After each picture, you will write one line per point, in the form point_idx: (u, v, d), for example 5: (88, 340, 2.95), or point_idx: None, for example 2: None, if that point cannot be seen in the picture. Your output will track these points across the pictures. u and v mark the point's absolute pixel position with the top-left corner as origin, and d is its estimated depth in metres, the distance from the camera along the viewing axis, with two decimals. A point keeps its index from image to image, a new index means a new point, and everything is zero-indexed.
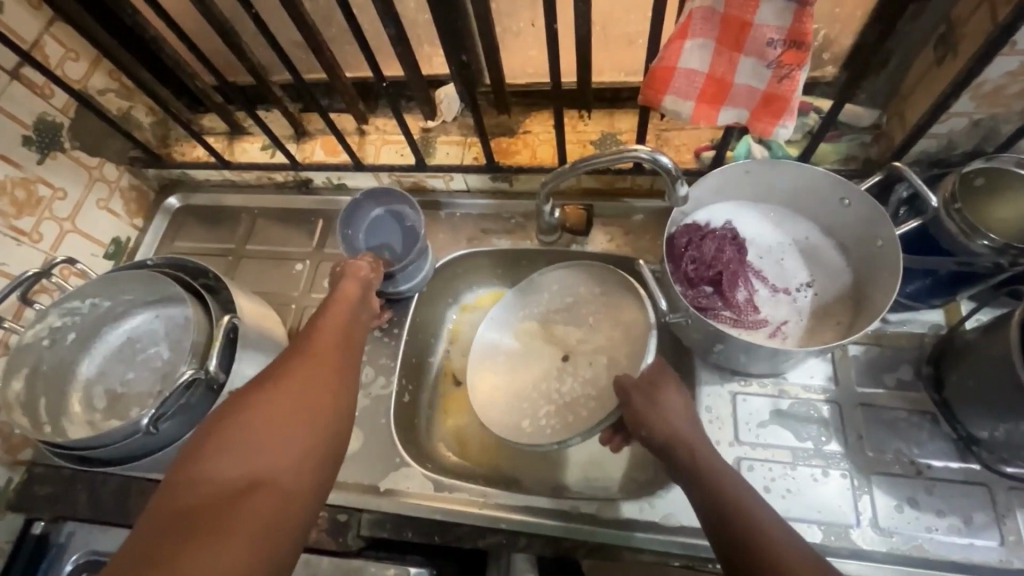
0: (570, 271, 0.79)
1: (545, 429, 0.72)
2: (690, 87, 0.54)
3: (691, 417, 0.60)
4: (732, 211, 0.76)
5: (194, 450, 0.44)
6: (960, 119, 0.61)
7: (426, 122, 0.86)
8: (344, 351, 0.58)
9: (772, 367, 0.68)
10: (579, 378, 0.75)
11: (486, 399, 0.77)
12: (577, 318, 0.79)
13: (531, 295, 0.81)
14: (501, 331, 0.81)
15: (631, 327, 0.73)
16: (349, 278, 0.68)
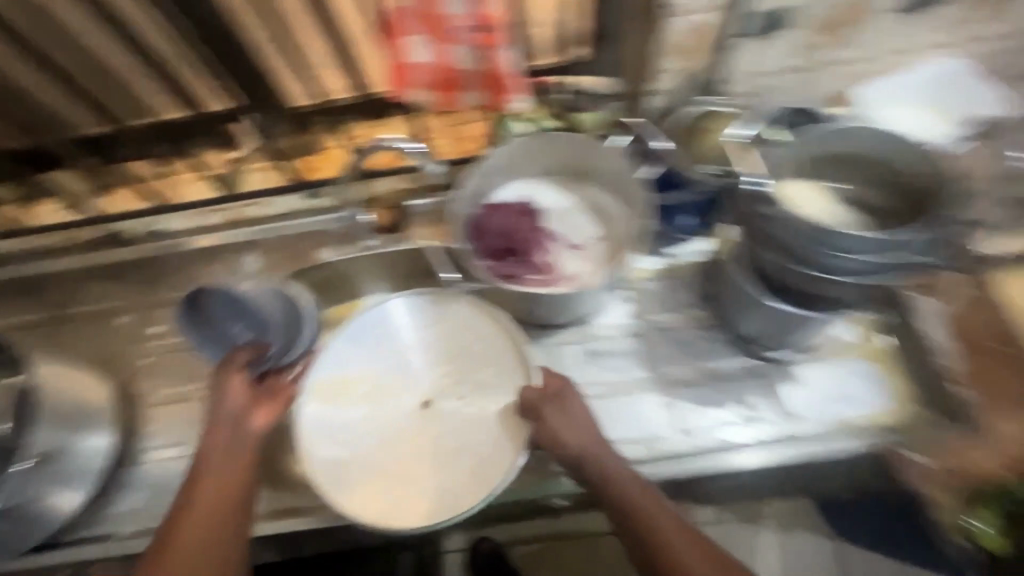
0: (427, 296, 0.70)
1: (451, 488, 0.61)
2: (425, 77, 0.62)
3: (598, 425, 0.62)
4: (525, 185, 0.83)
5: None
6: (672, 74, 0.73)
7: (231, 152, 0.87)
8: (233, 478, 0.60)
9: (574, 312, 0.76)
10: (445, 424, 0.65)
11: (356, 479, 0.62)
12: (428, 354, 0.68)
13: (375, 334, 0.69)
14: (335, 400, 0.66)
15: (495, 342, 0.67)
16: (219, 420, 0.63)
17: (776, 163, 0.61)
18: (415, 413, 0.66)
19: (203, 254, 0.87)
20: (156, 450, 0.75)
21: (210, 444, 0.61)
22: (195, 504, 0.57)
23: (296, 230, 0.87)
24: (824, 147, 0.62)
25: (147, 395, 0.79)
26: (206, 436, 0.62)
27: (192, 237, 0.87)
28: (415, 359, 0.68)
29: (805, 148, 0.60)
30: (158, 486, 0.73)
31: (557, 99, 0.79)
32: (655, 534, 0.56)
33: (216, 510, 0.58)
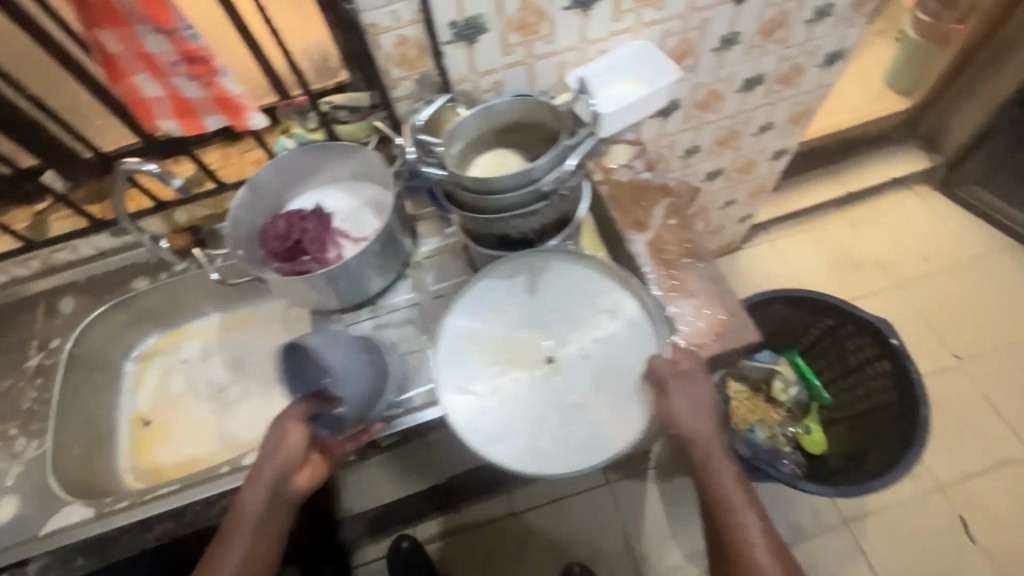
0: (558, 263, 0.74)
1: (567, 444, 0.65)
2: (166, 108, 0.72)
3: (694, 415, 0.65)
4: (311, 196, 0.95)
5: None
6: (405, 82, 0.86)
7: (36, 207, 0.94)
8: (265, 530, 0.66)
9: (356, 293, 0.86)
10: (582, 373, 0.69)
11: (497, 431, 0.67)
12: (539, 309, 0.73)
13: (491, 306, 0.74)
14: (471, 358, 0.71)
15: (598, 282, 0.73)
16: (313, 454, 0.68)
17: (451, 138, 0.71)
18: (542, 367, 0.70)
19: (22, 301, 0.93)
20: None
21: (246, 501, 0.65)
22: (230, 559, 0.64)
23: (111, 268, 0.95)
24: (488, 120, 0.73)
25: None
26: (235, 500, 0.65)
27: (12, 288, 0.94)
28: (534, 325, 0.72)
29: (475, 125, 0.72)
30: None
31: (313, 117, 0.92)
32: (716, 480, 0.66)
33: (246, 565, 0.64)
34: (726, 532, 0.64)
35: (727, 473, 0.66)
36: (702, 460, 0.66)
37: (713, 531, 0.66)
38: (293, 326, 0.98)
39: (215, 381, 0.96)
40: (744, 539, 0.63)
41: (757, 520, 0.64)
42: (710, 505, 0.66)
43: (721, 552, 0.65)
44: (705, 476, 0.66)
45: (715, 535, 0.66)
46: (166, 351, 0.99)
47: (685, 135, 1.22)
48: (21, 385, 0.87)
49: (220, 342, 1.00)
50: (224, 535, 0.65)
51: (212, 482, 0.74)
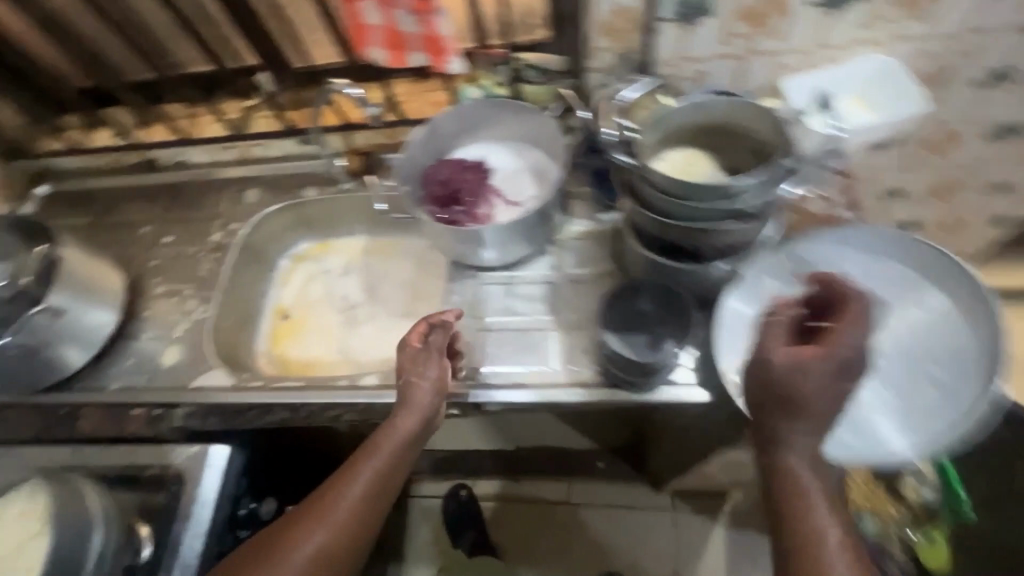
0: (927, 291, 0.69)
1: (855, 423, 0.64)
2: (379, 39, 0.74)
3: (828, 399, 0.49)
4: (478, 147, 0.94)
5: (269, 545, 0.64)
6: (606, 54, 0.82)
7: (246, 101, 1.04)
8: (380, 491, 0.68)
9: (499, 256, 0.86)
10: (854, 374, 0.67)
11: (762, 377, 0.67)
12: (894, 289, 0.70)
13: (876, 273, 0.71)
14: (761, 300, 0.71)
15: (955, 307, 0.68)
16: (426, 389, 0.72)
17: (647, 123, 0.66)
18: None
19: (217, 183, 1.06)
20: (146, 330, 0.92)
21: (396, 426, 0.70)
22: (360, 482, 0.68)
23: (291, 169, 1.04)
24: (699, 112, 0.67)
25: (152, 288, 0.96)
26: (389, 422, 0.71)
27: (210, 169, 1.07)
28: None
29: (683, 113, 0.67)
30: (145, 357, 0.89)
31: (504, 70, 0.89)
32: (800, 490, 0.49)
33: (373, 490, 0.68)
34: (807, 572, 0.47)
35: (826, 490, 0.50)
36: (803, 454, 0.50)
37: (788, 568, 0.49)
38: (427, 268, 1.03)
39: (348, 297, 1.03)
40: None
41: (845, 560, 0.47)
42: (797, 527, 0.49)
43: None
44: (802, 493, 0.49)
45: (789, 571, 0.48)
46: (315, 258, 1.08)
47: (898, 178, 1.04)
48: (200, 255, 0.99)
49: (360, 262, 1.06)
50: (361, 456, 0.70)
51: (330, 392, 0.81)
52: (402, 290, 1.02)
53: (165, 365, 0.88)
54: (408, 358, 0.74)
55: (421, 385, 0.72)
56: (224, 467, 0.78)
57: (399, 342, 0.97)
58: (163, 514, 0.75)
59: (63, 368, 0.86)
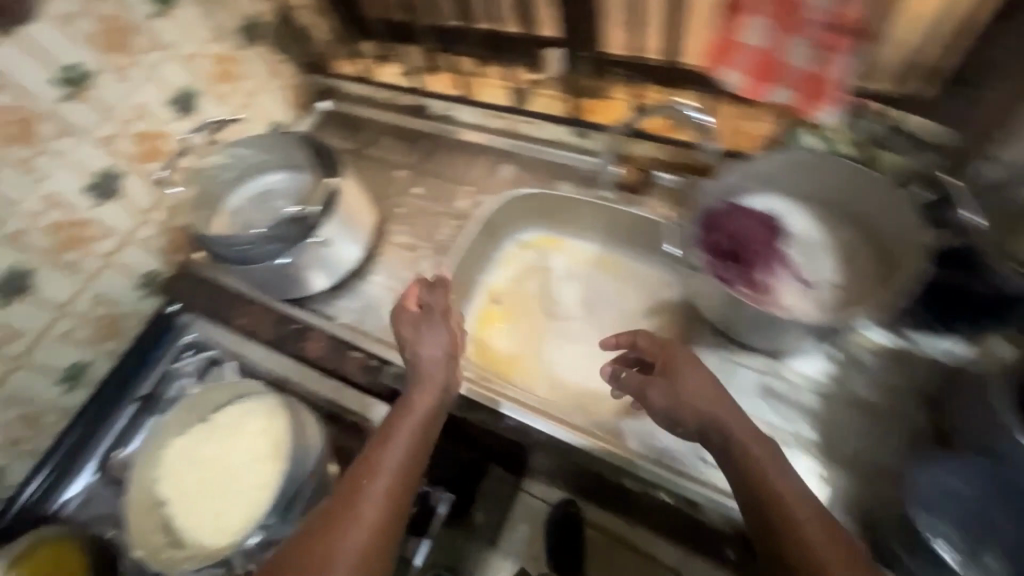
0: None
1: None
2: (745, 62, 0.65)
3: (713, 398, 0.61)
4: (773, 201, 0.79)
5: (312, 534, 0.56)
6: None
7: (533, 74, 0.98)
8: (407, 480, 0.62)
9: (773, 342, 0.74)
10: None
11: None
12: None
13: None
14: None
15: None
16: (433, 359, 0.71)
17: None
18: None
19: (476, 148, 1.04)
20: (380, 276, 0.95)
21: (413, 406, 0.68)
22: (385, 466, 0.62)
23: (552, 158, 0.97)
24: None
25: (393, 236, 0.99)
26: (402, 407, 0.68)
27: (476, 133, 1.03)
28: None
29: None
30: (374, 302, 0.92)
31: (862, 128, 0.73)
32: (772, 490, 0.54)
33: (401, 472, 0.62)
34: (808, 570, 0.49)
35: (789, 486, 0.54)
36: (738, 435, 0.58)
37: None
38: (658, 307, 0.92)
39: (564, 305, 0.96)
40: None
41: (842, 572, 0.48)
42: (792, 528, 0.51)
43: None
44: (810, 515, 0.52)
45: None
46: (540, 252, 1.01)
47: None
48: (444, 218, 0.98)
49: (583, 274, 0.98)
50: (376, 442, 0.65)
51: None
52: (624, 319, 0.93)
53: (389, 317, 0.90)
54: (411, 339, 0.73)
55: (426, 347, 0.72)
56: None
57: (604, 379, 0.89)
58: None
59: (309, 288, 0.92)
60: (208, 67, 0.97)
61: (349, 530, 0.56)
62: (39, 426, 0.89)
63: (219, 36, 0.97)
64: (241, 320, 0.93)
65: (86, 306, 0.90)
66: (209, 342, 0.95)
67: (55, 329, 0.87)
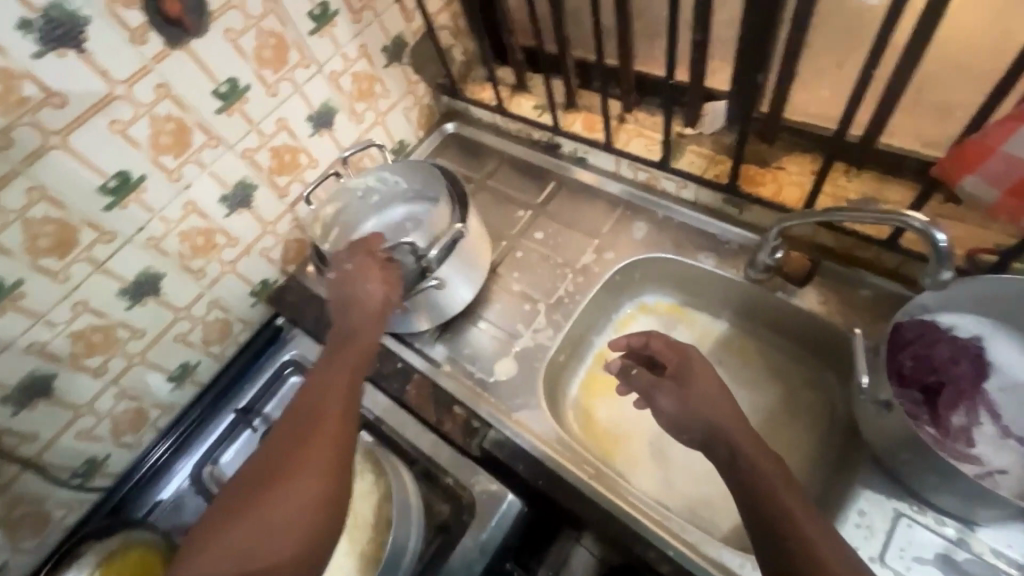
0: None
1: None
2: (1004, 174, 0.51)
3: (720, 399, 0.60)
4: (981, 325, 0.65)
5: (287, 439, 0.58)
6: None
7: (683, 128, 0.90)
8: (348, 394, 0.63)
9: (966, 509, 0.58)
10: None
11: None
12: None
13: None
14: None
15: None
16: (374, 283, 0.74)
17: None
18: None
19: (607, 199, 0.96)
20: (491, 324, 0.90)
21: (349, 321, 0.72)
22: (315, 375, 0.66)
23: (693, 223, 0.88)
24: None
25: (508, 281, 0.93)
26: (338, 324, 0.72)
27: (605, 180, 0.97)
28: None
29: None
30: (482, 353, 0.87)
31: None
32: (774, 493, 0.51)
33: (344, 386, 0.64)
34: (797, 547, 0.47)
35: (792, 485, 0.52)
36: (747, 450, 0.55)
37: None
38: (795, 411, 0.80)
39: None
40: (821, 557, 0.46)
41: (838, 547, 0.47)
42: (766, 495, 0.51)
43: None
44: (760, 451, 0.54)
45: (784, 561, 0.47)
46: (662, 319, 0.92)
47: None
48: (566, 272, 0.91)
49: (710, 357, 0.87)
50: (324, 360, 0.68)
51: (664, 530, 0.68)
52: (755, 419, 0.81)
53: (495, 374, 0.84)
54: (349, 274, 0.74)
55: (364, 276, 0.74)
56: (502, 526, 0.72)
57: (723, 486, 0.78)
58: (451, 529, 0.74)
59: (411, 326, 0.88)
60: (350, 84, 0.95)
61: (313, 428, 0.58)
62: (145, 420, 0.91)
63: (366, 53, 0.95)
64: None
65: (204, 310, 0.91)
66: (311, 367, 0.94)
67: (175, 330, 0.89)
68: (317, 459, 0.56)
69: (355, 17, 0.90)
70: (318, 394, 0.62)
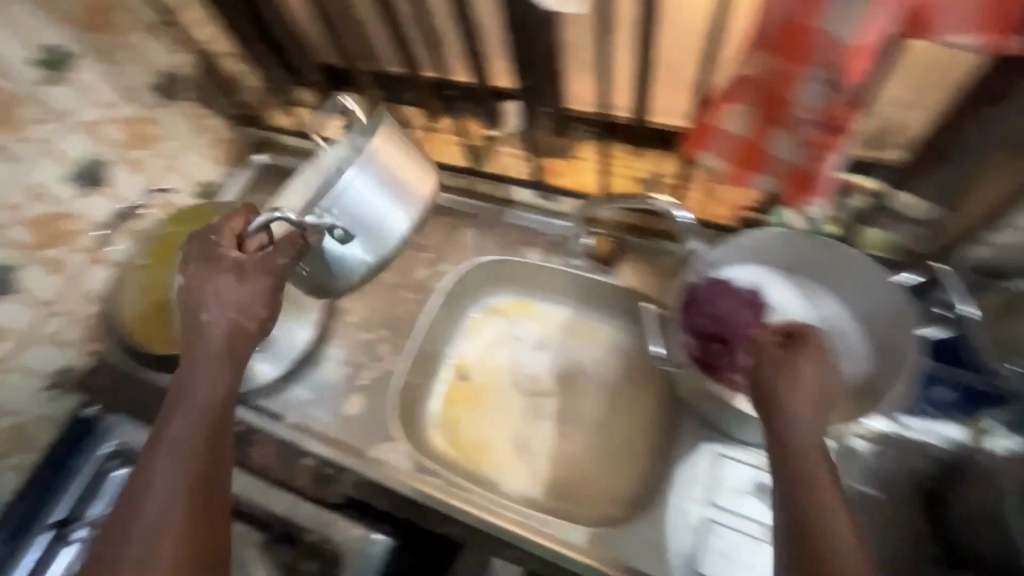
0: None
1: None
2: (726, 147, 0.55)
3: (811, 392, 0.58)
4: (753, 270, 0.73)
5: (128, 529, 0.53)
6: (1016, 233, 0.59)
7: (488, 130, 0.89)
8: (198, 457, 0.57)
9: (763, 438, 0.67)
10: None
11: None
12: None
13: None
14: None
15: None
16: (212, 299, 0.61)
17: None
18: None
19: (432, 209, 0.96)
20: (335, 361, 0.86)
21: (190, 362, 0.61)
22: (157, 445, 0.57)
23: (519, 221, 0.91)
24: None
25: (345, 312, 0.89)
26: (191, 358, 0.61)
27: (431, 193, 0.96)
28: None
29: None
30: (328, 392, 0.83)
31: (845, 206, 0.68)
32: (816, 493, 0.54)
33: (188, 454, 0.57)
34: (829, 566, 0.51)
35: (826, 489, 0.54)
36: (802, 469, 0.56)
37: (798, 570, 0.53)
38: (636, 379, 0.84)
39: (537, 377, 0.87)
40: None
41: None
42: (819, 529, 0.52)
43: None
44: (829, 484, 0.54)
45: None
46: (509, 317, 0.92)
47: None
48: (402, 291, 0.90)
49: (557, 343, 0.88)
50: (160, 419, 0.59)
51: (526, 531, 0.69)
52: (603, 393, 0.84)
53: (344, 414, 0.81)
54: (194, 278, 0.61)
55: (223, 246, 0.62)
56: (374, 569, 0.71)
57: (583, 467, 0.80)
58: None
59: (253, 380, 0.81)
60: (117, 131, 0.85)
61: (161, 516, 0.53)
62: None
63: (128, 95, 0.85)
64: None
65: None
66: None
67: None
68: (168, 554, 0.52)
69: (103, 57, 0.80)
70: (159, 467, 0.56)
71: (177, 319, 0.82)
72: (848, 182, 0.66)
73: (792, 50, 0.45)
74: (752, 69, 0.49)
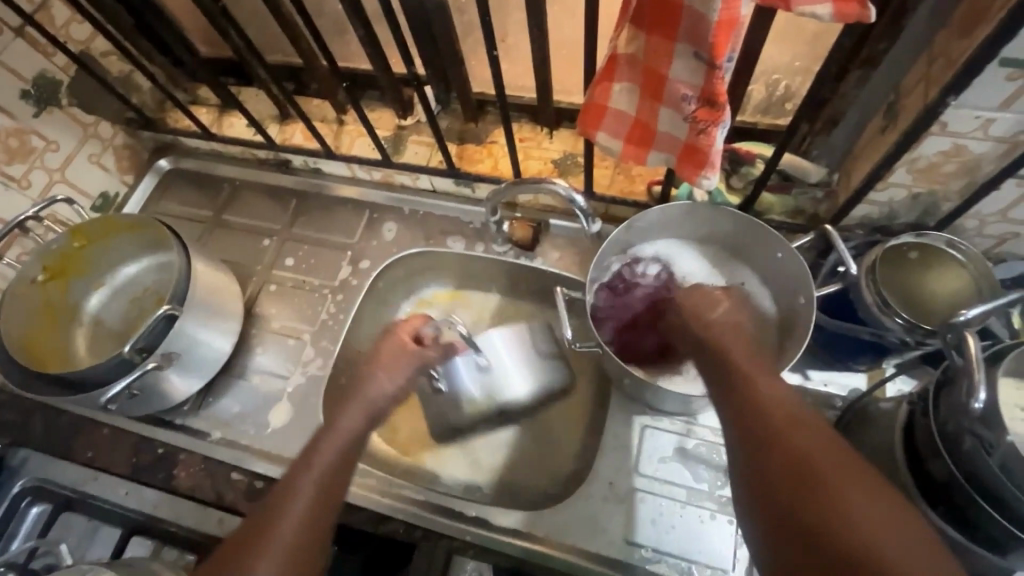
0: None
1: None
2: (619, 127, 0.56)
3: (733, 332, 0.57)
4: (659, 247, 0.74)
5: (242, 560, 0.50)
6: (899, 190, 0.61)
7: (401, 119, 0.88)
8: (327, 501, 0.56)
9: (683, 407, 0.69)
10: None
11: None
12: None
13: None
14: None
15: None
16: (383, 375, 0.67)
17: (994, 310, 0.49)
18: None
19: (351, 205, 0.93)
20: (260, 371, 0.83)
21: (337, 430, 0.61)
22: (299, 497, 0.55)
23: (440, 211, 0.89)
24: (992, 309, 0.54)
25: (267, 319, 0.86)
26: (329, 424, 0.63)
27: (349, 188, 0.93)
28: None
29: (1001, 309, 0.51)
30: (256, 405, 0.80)
31: (743, 173, 0.70)
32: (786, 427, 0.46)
33: (315, 503, 0.55)
34: (820, 475, 0.42)
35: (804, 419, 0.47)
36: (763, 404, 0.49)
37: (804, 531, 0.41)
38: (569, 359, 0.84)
39: None
40: (802, 447, 0.44)
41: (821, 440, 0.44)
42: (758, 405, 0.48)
43: (808, 500, 0.41)
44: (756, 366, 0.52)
45: (774, 457, 0.45)
46: (442, 309, 0.90)
47: None
48: (325, 292, 0.87)
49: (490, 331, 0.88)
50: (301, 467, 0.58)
51: (460, 522, 0.70)
52: None
53: (272, 425, 0.79)
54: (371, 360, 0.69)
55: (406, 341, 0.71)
56: None
57: (521, 451, 0.81)
58: None
59: (170, 399, 0.76)
60: None
61: (262, 547, 0.51)
62: None
63: None
64: (91, 454, 0.78)
65: None
66: (53, 487, 0.78)
67: None
68: None
69: None
70: (278, 503, 0.54)
71: (82, 342, 0.81)
72: (746, 152, 0.68)
73: (659, 27, 0.45)
74: (632, 49, 0.49)
